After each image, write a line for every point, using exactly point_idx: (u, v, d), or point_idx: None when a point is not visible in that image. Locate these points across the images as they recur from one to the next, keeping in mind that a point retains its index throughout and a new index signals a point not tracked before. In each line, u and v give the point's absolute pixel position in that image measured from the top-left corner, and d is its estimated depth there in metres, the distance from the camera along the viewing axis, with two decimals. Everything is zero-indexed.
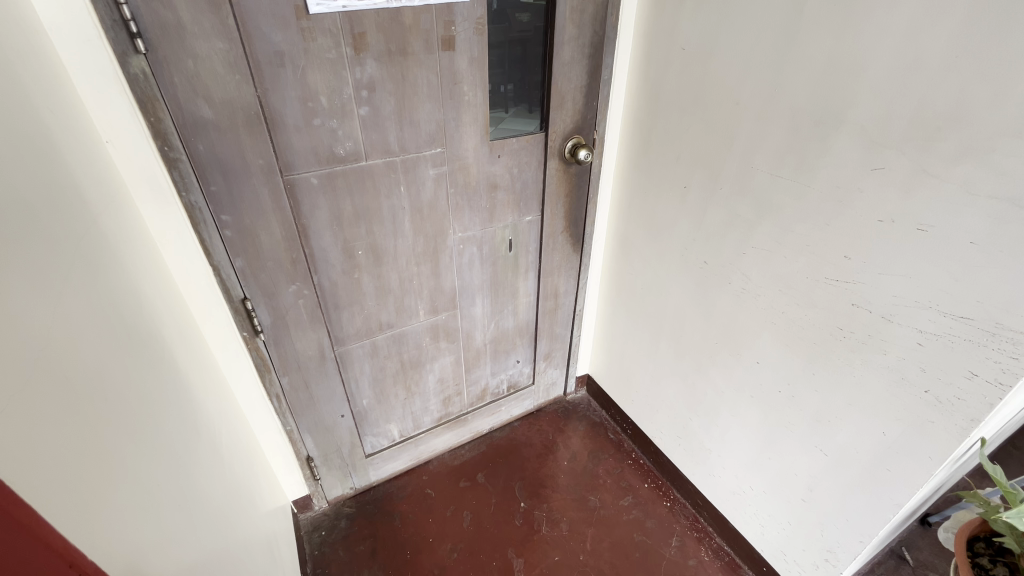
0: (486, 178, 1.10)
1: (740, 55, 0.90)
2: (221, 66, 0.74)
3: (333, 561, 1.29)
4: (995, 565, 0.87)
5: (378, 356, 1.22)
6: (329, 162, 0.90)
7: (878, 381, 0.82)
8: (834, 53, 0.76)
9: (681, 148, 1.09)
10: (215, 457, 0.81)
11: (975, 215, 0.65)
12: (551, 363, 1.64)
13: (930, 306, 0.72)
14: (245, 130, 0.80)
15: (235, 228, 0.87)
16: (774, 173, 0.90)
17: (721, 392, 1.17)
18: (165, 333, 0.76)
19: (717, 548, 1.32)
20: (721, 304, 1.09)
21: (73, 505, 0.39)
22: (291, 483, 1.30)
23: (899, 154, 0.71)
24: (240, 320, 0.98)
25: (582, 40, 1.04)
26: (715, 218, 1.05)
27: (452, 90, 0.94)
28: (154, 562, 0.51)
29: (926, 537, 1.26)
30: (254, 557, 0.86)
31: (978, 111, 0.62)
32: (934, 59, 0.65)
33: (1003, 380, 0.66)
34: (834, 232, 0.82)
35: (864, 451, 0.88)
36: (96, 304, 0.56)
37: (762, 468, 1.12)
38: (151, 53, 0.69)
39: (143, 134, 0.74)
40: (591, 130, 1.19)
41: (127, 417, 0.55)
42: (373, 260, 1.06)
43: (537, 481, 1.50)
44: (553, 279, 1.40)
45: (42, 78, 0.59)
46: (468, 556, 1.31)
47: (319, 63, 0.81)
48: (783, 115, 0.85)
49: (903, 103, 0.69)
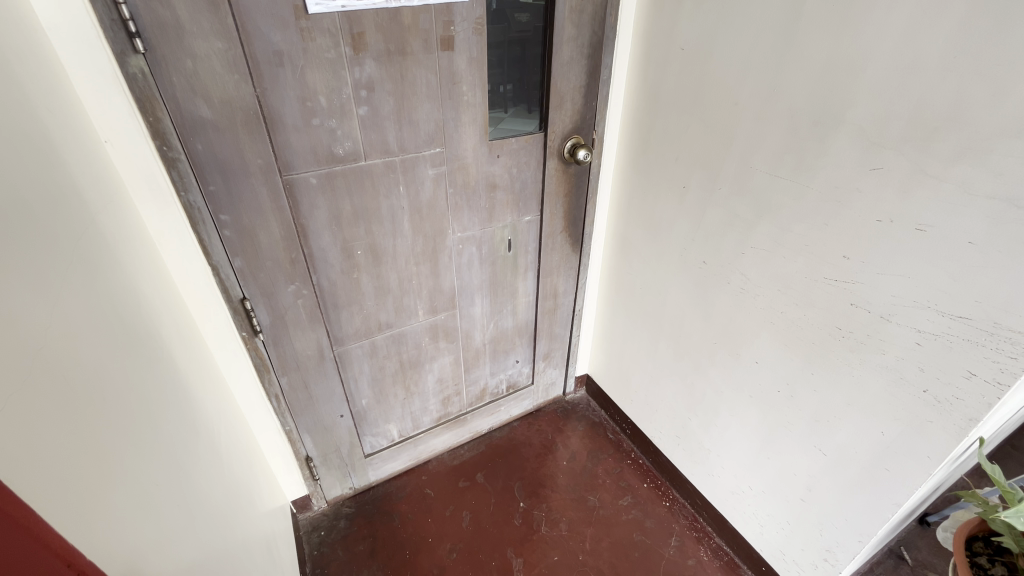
0: (485, 178, 1.10)
1: (738, 55, 0.90)
2: (220, 65, 0.74)
3: (332, 561, 1.29)
4: (993, 564, 0.87)
5: (377, 356, 1.22)
6: (328, 162, 0.90)
7: (877, 380, 0.82)
8: (833, 54, 0.76)
9: (680, 148, 1.09)
10: (214, 457, 0.81)
11: (973, 215, 0.65)
12: (551, 363, 1.64)
13: (929, 306, 0.72)
14: (244, 130, 0.80)
15: (234, 228, 0.87)
16: (773, 173, 0.90)
17: (720, 392, 1.18)
18: (164, 333, 0.76)
19: (716, 547, 1.33)
20: (720, 304, 1.09)
21: (73, 506, 0.39)
22: (290, 483, 1.30)
23: (897, 154, 0.71)
24: (239, 320, 0.98)
25: (581, 40, 1.04)
26: (714, 218, 1.05)
27: (451, 90, 0.94)
28: (153, 562, 0.51)
29: (925, 537, 1.26)
30: (253, 557, 0.86)
31: (976, 111, 0.62)
32: (932, 59, 0.65)
33: (1002, 380, 0.66)
34: (832, 232, 0.82)
35: (863, 451, 0.88)
36: (95, 304, 0.56)
37: (761, 467, 1.13)
38: (150, 52, 0.69)
39: (142, 134, 0.74)
40: (590, 130, 1.19)
41: (126, 417, 0.55)
42: (373, 260, 1.06)
43: (536, 481, 1.50)
44: (552, 279, 1.40)
45: (41, 77, 0.59)
46: (467, 555, 1.31)
47: (318, 63, 0.81)
48: (782, 115, 0.85)
49: (901, 103, 0.69)
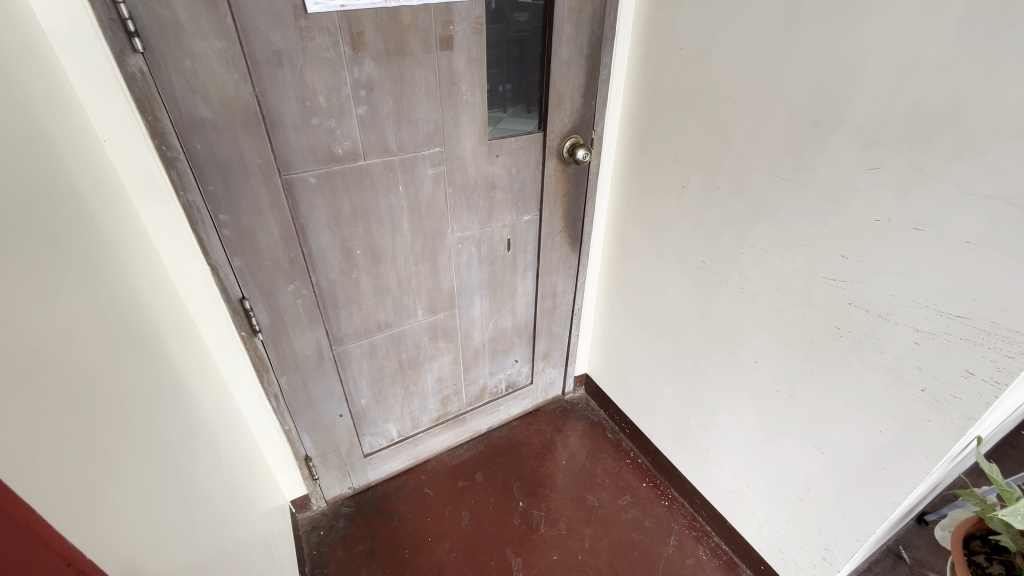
0: (484, 178, 1.10)
1: (738, 54, 0.91)
2: (219, 65, 0.74)
3: (331, 561, 1.29)
4: (991, 563, 0.88)
5: (376, 356, 1.22)
6: (327, 162, 0.90)
7: (875, 380, 0.82)
8: (831, 54, 0.76)
9: (679, 148, 1.09)
10: (214, 456, 0.81)
11: (971, 215, 0.65)
12: (550, 362, 1.64)
13: (927, 306, 0.73)
14: (243, 129, 0.80)
15: (233, 228, 0.87)
16: (772, 173, 0.90)
17: (719, 391, 1.18)
18: (163, 333, 0.76)
19: (715, 547, 1.33)
20: (719, 303, 1.09)
21: (73, 506, 0.40)
22: (290, 482, 1.30)
23: (896, 153, 0.72)
24: (238, 320, 0.98)
25: (581, 40, 1.04)
26: (713, 218, 1.05)
27: (450, 89, 0.94)
28: (153, 562, 0.51)
29: (923, 536, 1.27)
30: (252, 557, 0.86)
31: (974, 111, 0.63)
32: (930, 59, 0.65)
33: (1000, 379, 0.67)
34: (831, 231, 0.83)
35: (861, 450, 0.88)
36: (95, 304, 0.56)
37: (760, 466, 1.13)
38: (148, 52, 0.69)
39: (141, 133, 0.74)
40: (589, 130, 1.19)
41: (125, 417, 0.55)
42: (372, 260, 1.06)
43: (535, 481, 1.50)
44: (551, 279, 1.41)
45: (40, 76, 0.59)
46: (467, 555, 1.31)
47: (318, 62, 0.81)
48: (780, 115, 0.86)
49: (900, 103, 0.69)
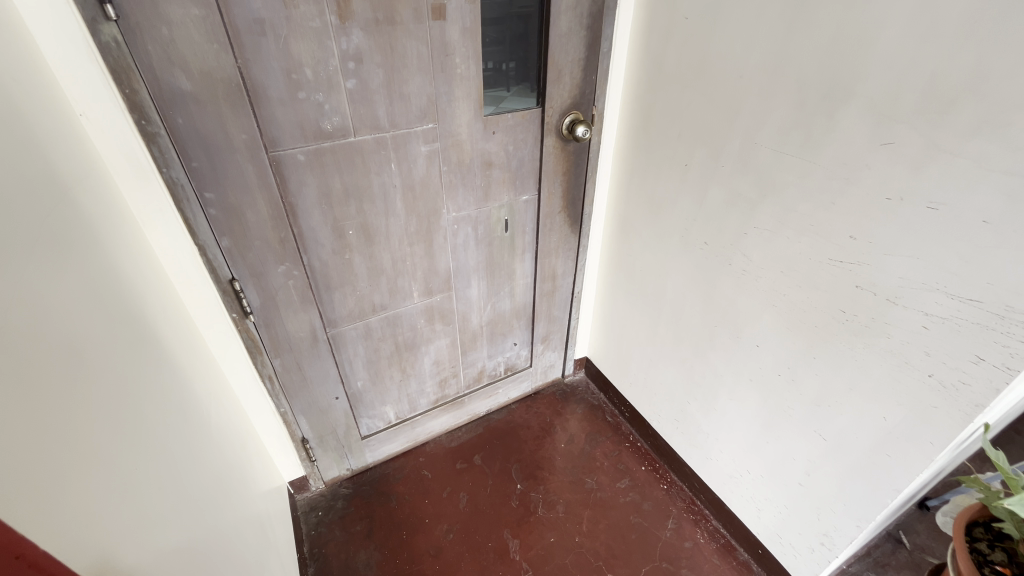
0: (479, 156, 1.06)
1: (745, 25, 0.86)
2: (197, 34, 0.70)
3: (329, 541, 1.30)
4: (993, 550, 0.86)
5: (372, 338, 1.21)
6: (316, 138, 0.87)
7: (881, 365, 0.80)
8: (844, 21, 0.71)
9: (682, 126, 1.05)
10: (203, 436, 0.80)
11: (989, 193, 0.62)
12: (549, 345, 1.62)
13: (937, 289, 0.69)
14: (226, 103, 0.77)
15: (220, 207, 0.85)
16: (778, 149, 0.86)
17: (719, 374, 1.16)
18: (149, 312, 0.74)
19: (713, 530, 1.33)
20: (722, 285, 1.06)
21: (38, 500, 0.38)
22: (287, 464, 1.30)
23: (910, 127, 0.68)
24: (230, 302, 0.96)
25: (580, 10, 0.99)
26: (716, 197, 1.01)
27: (443, 61, 0.90)
28: (133, 549, 0.50)
29: (924, 521, 1.26)
30: (245, 538, 0.86)
31: (998, 81, 0.58)
32: (950, 26, 0.61)
33: (1011, 365, 0.64)
34: (839, 211, 0.79)
35: (865, 437, 0.86)
36: (77, 290, 0.55)
37: (761, 451, 1.11)
38: (122, 19, 0.66)
39: (118, 106, 0.71)
40: (590, 105, 1.14)
41: (107, 401, 0.54)
42: (365, 240, 1.04)
43: (533, 464, 1.50)
44: (550, 260, 1.38)
45: (4, 45, 0.56)
46: (465, 536, 1.31)
47: (303, 32, 0.77)
48: (788, 88, 0.81)
49: (916, 73, 0.65)
